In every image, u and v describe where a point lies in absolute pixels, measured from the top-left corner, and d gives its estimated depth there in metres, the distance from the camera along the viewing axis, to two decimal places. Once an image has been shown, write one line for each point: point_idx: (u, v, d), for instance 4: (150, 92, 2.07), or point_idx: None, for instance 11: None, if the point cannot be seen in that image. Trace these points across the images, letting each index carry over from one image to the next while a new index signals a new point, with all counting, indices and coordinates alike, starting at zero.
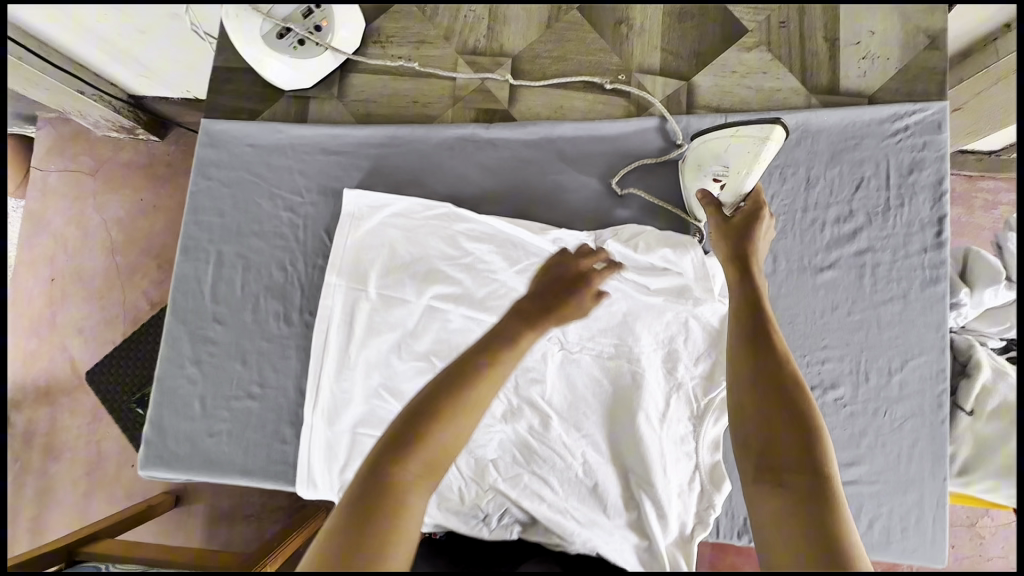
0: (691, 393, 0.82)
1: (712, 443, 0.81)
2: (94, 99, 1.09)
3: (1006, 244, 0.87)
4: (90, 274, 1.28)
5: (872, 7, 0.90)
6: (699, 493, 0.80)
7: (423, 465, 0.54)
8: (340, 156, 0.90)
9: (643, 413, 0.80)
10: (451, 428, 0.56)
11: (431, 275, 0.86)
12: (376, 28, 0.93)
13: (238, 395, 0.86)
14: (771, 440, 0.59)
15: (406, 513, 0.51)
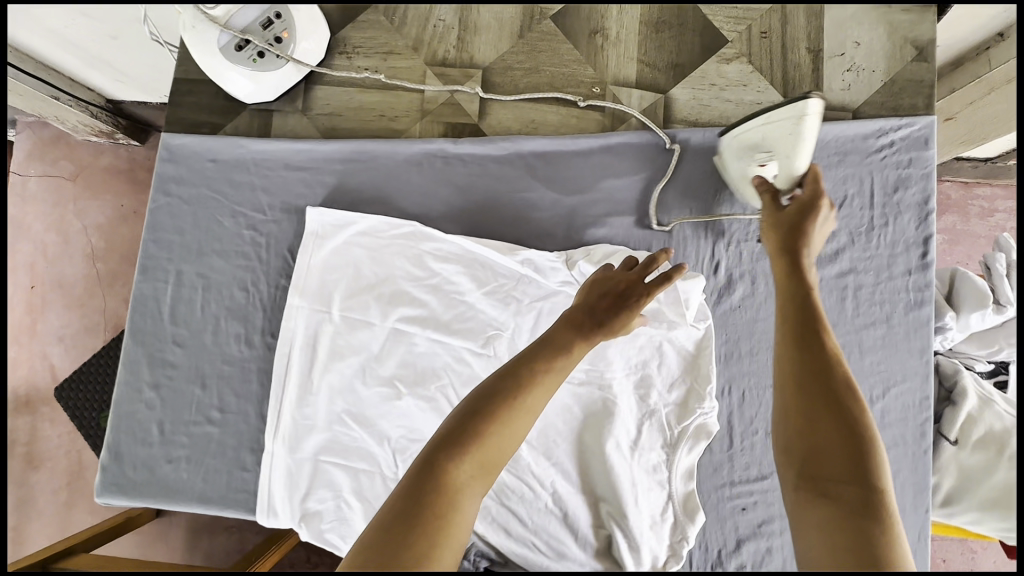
0: (665, 420, 0.79)
1: (686, 472, 0.77)
2: (70, 105, 1.04)
3: (995, 265, 0.81)
4: (72, 281, 1.23)
5: (859, 15, 0.86)
6: (672, 523, 0.75)
7: (477, 465, 0.55)
8: (304, 171, 0.87)
9: (613, 440, 0.77)
10: (503, 434, 0.57)
11: (399, 296, 0.83)
12: (341, 38, 0.89)
13: (197, 420, 0.83)
14: (817, 447, 0.55)
15: (452, 516, 0.52)
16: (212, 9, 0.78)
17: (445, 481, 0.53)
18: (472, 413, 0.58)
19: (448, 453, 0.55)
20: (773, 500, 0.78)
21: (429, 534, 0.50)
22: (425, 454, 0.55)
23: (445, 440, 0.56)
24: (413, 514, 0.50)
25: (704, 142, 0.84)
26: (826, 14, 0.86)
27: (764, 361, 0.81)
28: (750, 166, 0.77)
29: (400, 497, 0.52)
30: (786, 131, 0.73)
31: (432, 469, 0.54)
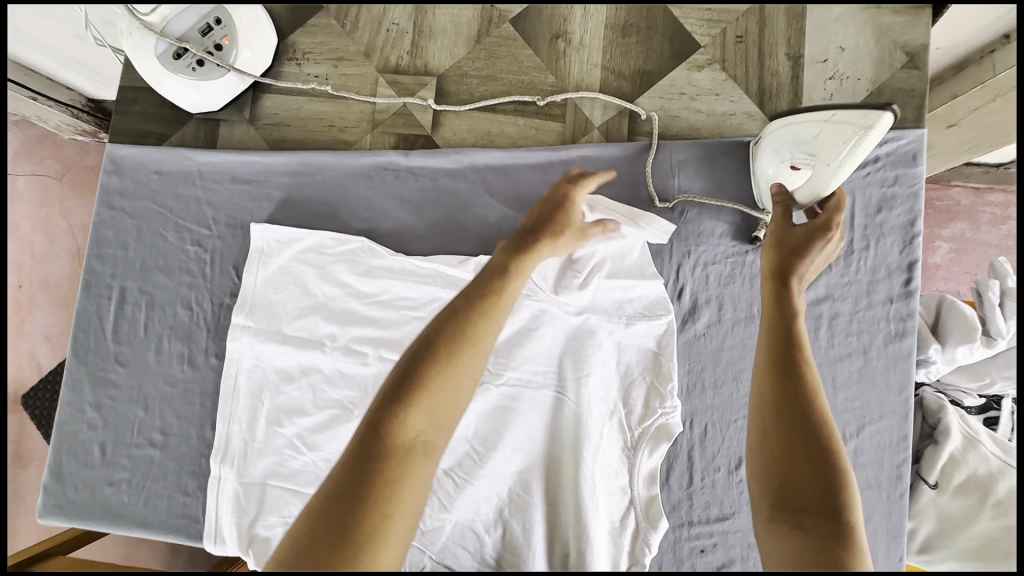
0: (624, 421, 0.74)
1: (649, 475, 0.73)
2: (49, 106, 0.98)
3: (987, 293, 0.74)
4: (57, 280, 1.20)
5: (845, 17, 0.79)
6: (632, 532, 0.72)
7: (428, 416, 0.51)
8: (251, 185, 0.84)
9: (588, 449, 0.72)
10: (451, 379, 0.52)
11: (350, 315, 0.79)
12: (291, 44, 0.85)
13: (140, 443, 0.81)
14: (790, 475, 0.50)
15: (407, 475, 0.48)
16: (146, 15, 0.74)
17: (392, 442, 0.49)
18: (414, 362, 0.53)
19: (392, 412, 0.50)
20: (734, 542, 0.74)
21: (379, 503, 0.46)
22: (368, 416, 0.50)
23: (388, 396, 0.51)
24: (360, 487, 0.46)
25: (670, 157, 0.78)
26: (809, 15, 0.79)
27: (729, 394, 0.76)
28: (783, 163, 0.67)
29: (345, 467, 0.48)
30: (836, 141, 0.62)
31: (377, 433, 0.49)
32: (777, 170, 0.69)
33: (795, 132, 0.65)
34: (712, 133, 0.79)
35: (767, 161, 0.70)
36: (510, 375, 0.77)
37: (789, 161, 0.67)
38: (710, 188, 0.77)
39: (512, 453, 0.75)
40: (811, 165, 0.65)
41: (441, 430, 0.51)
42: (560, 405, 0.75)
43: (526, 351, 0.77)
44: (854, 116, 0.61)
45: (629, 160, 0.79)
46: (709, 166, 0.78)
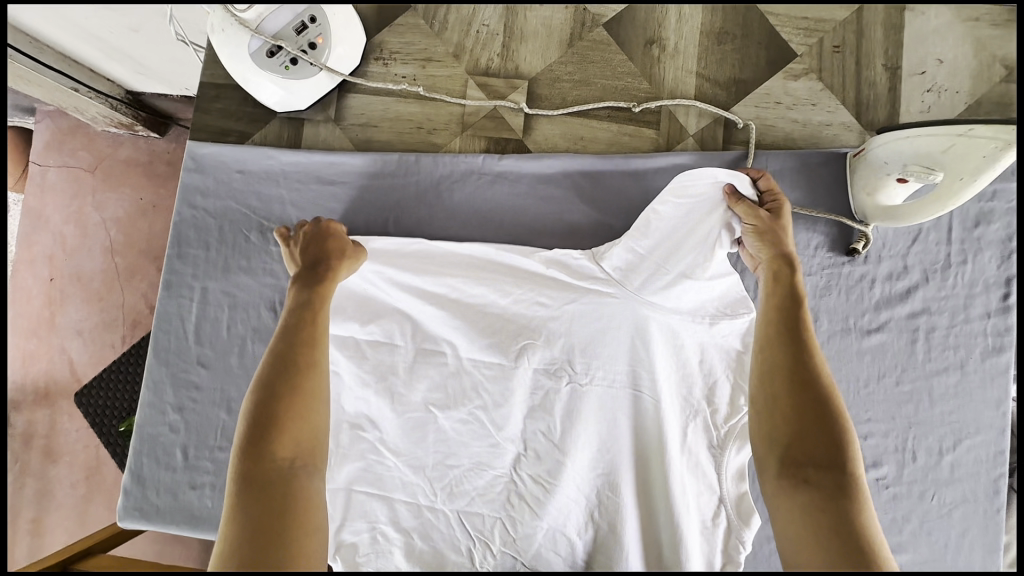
0: (709, 419, 0.74)
1: (736, 473, 0.72)
2: (91, 98, 0.97)
3: None
4: (89, 274, 1.16)
5: (944, 29, 0.78)
6: (725, 527, 0.71)
7: (295, 441, 0.58)
8: (336, 186, 0.82)
9: (670, 451, 0.72)
10: (303, 398, 0.60)
11: (427, 317, 0.78)
12: (379, 43, 0.84)
13: (223, 446, 0.80)
14: (797, 434, 0.59)
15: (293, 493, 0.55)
16: (243, 12, 0.71)
17: (269, 473, 0.55)
18: (267, 401, 0.59)
19: (258, 451, 0.56)
20: None
21: (279, 519, 0.53)
22: (236, 472, 0.55)
23: (249, 436, 0.57)
24: (255, 522, 0.52)
25: (765, 166, 0.78)
26: (907, 26, 0.79)
27: None
28: (890, 175, 0.68)
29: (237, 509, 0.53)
30: (973, 156, 0.62)
31: (253, 476, 0.55)
32: (884, 181, 0.69)
33: (911, 145, 0.65)
34: (808, 143, 0.79)
35: (872, 172, 0.71)
36: (594, 375, 0.76)
37: (903, 173, 0.67)
38: (808, 198, 0.77)
39: (598, 456, 0.74)
40: (932, 178, 0.65)
41: (307, 442, 0.59)
42: (644, 408, 0.75)
43: (608, 352, 0.76)
44: (993, 133, 0.60)
45: (728, 168, 0.78)
46: (807, 177, 0.77)
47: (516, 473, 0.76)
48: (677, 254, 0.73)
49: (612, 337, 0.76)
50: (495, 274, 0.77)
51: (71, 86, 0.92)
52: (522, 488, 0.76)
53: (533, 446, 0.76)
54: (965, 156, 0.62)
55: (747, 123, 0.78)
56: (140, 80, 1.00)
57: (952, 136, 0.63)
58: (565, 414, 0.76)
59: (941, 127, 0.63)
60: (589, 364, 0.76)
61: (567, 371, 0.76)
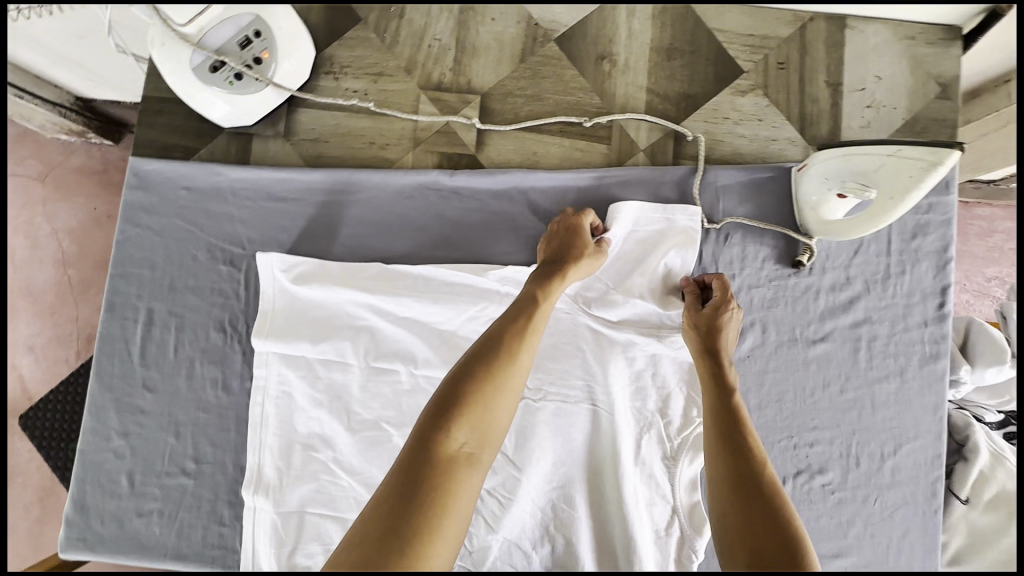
0: (663, 431, 0.75)
1: (689, 482, 0.74)
2: (36, 105, 0.93)
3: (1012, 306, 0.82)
4: (39, 287, 1.10)
5: (881, 48, 0.81)
6: (678, 538, 0.73)
7: (475, 434, 0.58)
8: (286, 203, 0.81)
9: (624, 460, 0.73)
10: (492, 396, 0.59)
11: (379, 333, 0.77)
12: (328, 57, 0.82)
13: (171, 471, 0.78)
14: (752, 540, 0.59)
15: (452, 480, 0.55)
16: (183, 26, 0.69)
17: (443, 452, 0.56)
18: (465, 381, 0.59)
19: (439, 430, 0.57)
20: None
21: (427, 507, 0.53)
22: (418, 431, 0.57)
23: (439, 411, 0.58)
24: (412, 492, 0.54)
25: (714, 181, 0.79)
26: (847, 44, 0.81)
27: (773, 415, 0.77)
28: (830, 190, 0.71)
29: (398, 476, 0.55)
30: (904, 175, 0.64)
31: (425, 450, 0.56)
32: (824, 195, 0.71)
33: (851, 163, 0.67)
34: (755, 158, 0.81)
35: (813, 187, 0.73)
36: (547, 390, 0.76)
37: (839, 189, 0.69)
38: (754, 211, 0.79)
39: (553, 468, 0.75)
40: (866, 194, 0.67)
41: (481, 442, 0.58)
42: (596, 418, 0.75)
43: (562, 366, 0.76)
44: (922, 153, 0.62)
45: (679, 183, 0.79)
46: (754, 191, 0.79)
47: None
48: (628, 276, 0.77)
49: (565, 350, 0.77)
50: (455, 292, 0.76)
51: (9, 90, 0.87)
52: (478, 502, 0.75)
53: None
54: (895, 175, 0.64)
55: (696, 137, 0.79)
56: (89, 87, 0.95)
57: (882, 155, 0.65)
58: (522, 427, 0.76)
59: (874, 146, 0.65)
60: (544, 379, 0.77)
61: (521, 387, 0.77)
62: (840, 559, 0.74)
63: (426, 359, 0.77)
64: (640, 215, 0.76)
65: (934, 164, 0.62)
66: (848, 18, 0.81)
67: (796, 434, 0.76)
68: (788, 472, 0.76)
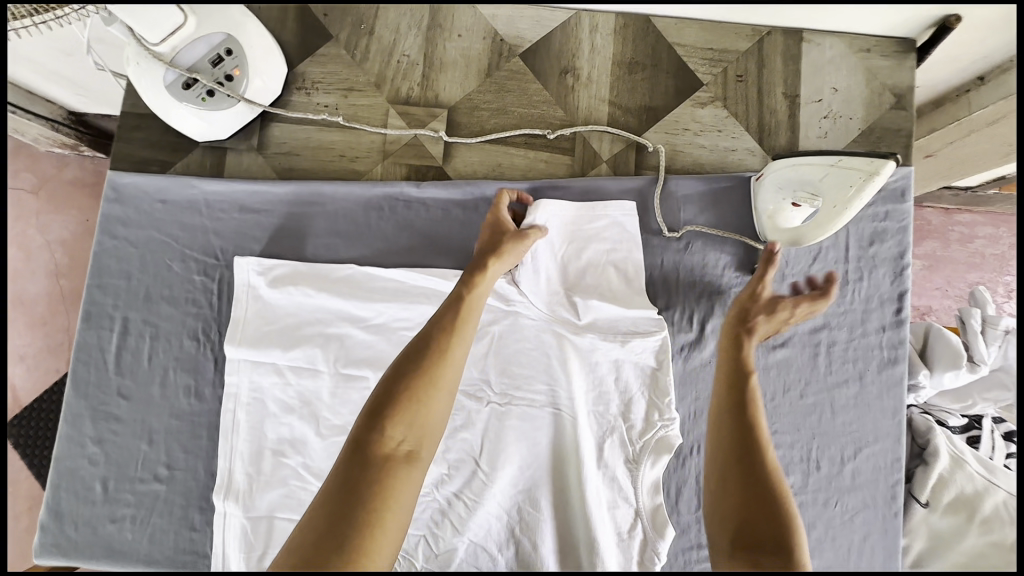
0: (625, 436, 0.75)
1: (652, 485, 0.74)
2: (31, 121, 0.95)
3: (979, 305, 0.84)
4: (29, 298, 1.09)
5: (838, 60, 0.83)
6: (641, 540, 0.72)
7: (411, 430, 0.61)
8: (259, 214, 0.83)
9: (586, 459, 0.74)
10: (425, 394, 0.62)
11: (347, 341, 0.79)
12: (300, 73, 0.85)
13: (144, 477, 0.79)
14: (749, 515, 0.59)
15: (390, 476, 0.58)
16: (156, 45, 0.72)
17: (378, 451, 0.59)
18: (396, 382, 0.63)
19: (375, 432, 0.60)
20: None
21: (365, 502, 0.56)
22: (354, 435, 0.60)
23: (371, 415, 0.61)
24: (350, 491, 0.56)
25: (675, 190, 0.81)
26: (804, 57, 0.83)
27: None
28: (785, 200, 0.72)
29: (338, 481, 0.58)
30: (847, 184, 0.67)
31: (361, 452, 0.59)
32: (778, 205, 0.73)
33: (801, 173, 0.70)
34: (715, 167, 0.83)
35: (768, 198, 0.74)
36: (513, 395, 0.78)
37: (792, 199, 0.71)
38: (714, 219, 0.81)
39: (518, 472, 0.76)
40: (817, 203, 0.69)
41: (418, 437, 0.62)
42: (559, 423, 0.77)
43: (527, 372, 0.78)
44: (861, 163, 0.66)
45: (640, 192, 0.81)
46: (714, 200, 0.81)
47: (437, 493, 0.77)
48: (583, 279, 0.78)
49: (528, 355, 0.79)
50: (422, 299, 0.78)
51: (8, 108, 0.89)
52: (446, 506, 0.77)
53: (452, 465, 0.77)
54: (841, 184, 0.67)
55: (656, 148, 0.82)
56: (78, 100, 0.97)
57: (828, 166, 0.68)
58: (487, 432, 0.77)
59: (820, 158, 0.69)
60: (510, 385, 0.78)
61: (486, 393, 0.78)
62: None
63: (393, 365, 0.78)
64: (576, 214, 0.79)
65: (872, 173, 0.66)
66: (805, 31, 0.84)
67: None
68: None
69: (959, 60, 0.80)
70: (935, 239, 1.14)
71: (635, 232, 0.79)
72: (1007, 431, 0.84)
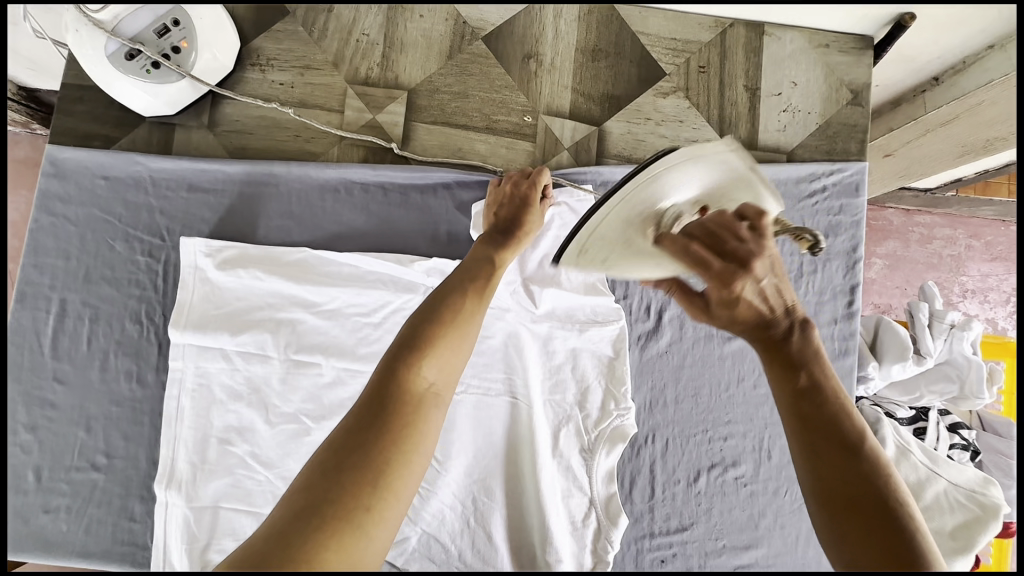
0: (581, 424, 0.75)
1: (607, 475, 0.73)
2: None
3: (928, 300, 0.86)
4: None
5: (798, 54, 0.84)
6: (594, 529, 0.72)
7: (439, 373, 0.57)
8: (209, 194, 0.80)
9: (540, 447, 0.73)
10: (458, 335, 0.59)
11: (298, 326, 0.77)
12: (254, 49, 0.82)
13: (81, 466, 0.76)
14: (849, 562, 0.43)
15: (418, 413, 0.53)
16: (97, 12, 0.69)
17: (401, 389, 0.54)
18: (419, 327, 0.58)
19: (399, 374, 0.55)
20: (691, 553, 0.75)
21: (388, 432, 0.51)
22: (381, 366, 0.56)
23: (406, 348, 0.57)
24: (373, 422, 0.51)
25: None
26: (765, 51, 0.84)
27: (689, 409, 0.79)
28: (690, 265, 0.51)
29: (360, 416, 0.52)
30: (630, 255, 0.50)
31: (386, 389, 0.54)
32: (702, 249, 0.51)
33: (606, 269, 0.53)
34: None
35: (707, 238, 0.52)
36: (469, 383, 0.77)
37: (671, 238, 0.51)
38: None
39: (473, 460, 0.75)
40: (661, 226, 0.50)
41: (449, 379, 0.57)
42: (516, 411, 0.76)
43: (484, 360, 0.77)
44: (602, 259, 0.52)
45: (601, 180, 0.81)
46: None
47: None
48: (541, 266, 0.77)
49: (484, 342, 0.78)
50: (376, 284, 0.77)
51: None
52: None
53: None
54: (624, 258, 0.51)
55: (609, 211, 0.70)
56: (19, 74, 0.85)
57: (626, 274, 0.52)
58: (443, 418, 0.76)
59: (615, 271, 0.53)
60: (466, 374, 0.77)
61: None
62: (751, 550, 0.75)
63: (345, 351, 0.77)
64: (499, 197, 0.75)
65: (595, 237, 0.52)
66: (767, 25, 0.84)
67: (712, 429, 0.78)
68: (703, 465, 0.77)
69: (915, 58, 0.82)
70: (894, 238, 1.17)
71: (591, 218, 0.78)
72: (952, 423, 0.87)
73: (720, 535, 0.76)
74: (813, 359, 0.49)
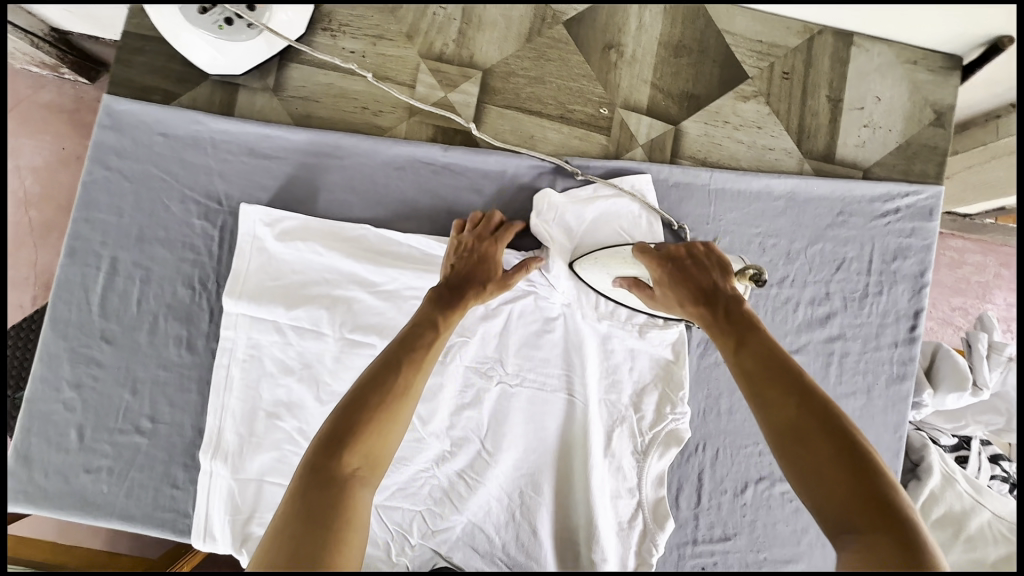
0: (635, 426, 0.74)
1: (657, 478, 0.73)
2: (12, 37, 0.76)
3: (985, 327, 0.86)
4: None
5: (885, 67, 0.82)
6: (640, 531, 0.71)
7: (368, 450, 0.55)
8: (270, 161, 0.78)
9: (594, 446, 0.73)
10: (391, 413, 0.57)
11: (354, 305, 0.75)
12: (327, 13, 0.79)
13: (125, 429, 0.74)
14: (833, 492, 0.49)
15: (350, 490, 0.52)
16: None
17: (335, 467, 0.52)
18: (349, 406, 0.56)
19: (330, 454, 0.53)
20: (733, 562, 0.76)
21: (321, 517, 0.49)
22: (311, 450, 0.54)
23: (323, 444, 0.54)
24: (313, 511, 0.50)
25: (708, 183, 0.79)
26: (851, 62, 0.81)
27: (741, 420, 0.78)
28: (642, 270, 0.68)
29: (281, 544, 0.48)
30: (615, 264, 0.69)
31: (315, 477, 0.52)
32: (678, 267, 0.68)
33: (587, 278, 0.72)
34: (751, 165, 0.81)
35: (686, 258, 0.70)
36: (524, 376, 0.76)
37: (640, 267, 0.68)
38: (744, 218, 0.79)
39: (522, 455, 0.74)
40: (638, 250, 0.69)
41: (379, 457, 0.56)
42: (571, 409, 0.75)
43: (541, 355, 0.76)
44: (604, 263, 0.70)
45: (671, 181, 0.78)
46: (743, 198, 0.79)
47: (438, 470, 0.74)
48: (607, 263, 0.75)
49: (543, 337, 0.76)
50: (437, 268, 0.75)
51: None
52: (448, 480, 0.74)
53: (455, 442, 0.74)
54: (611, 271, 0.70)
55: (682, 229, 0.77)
56: (71, 22, 0.79)
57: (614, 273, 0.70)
58: (496, 407, 0.75)
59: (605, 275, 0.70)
60: (522, 367, 0.76)
61: (497, 371, 0.76)
62: (792, 565, 0.75)
63: None
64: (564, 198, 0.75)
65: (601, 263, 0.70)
66: (855, 35, 0.82)
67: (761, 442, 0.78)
68: (750, 477, 0.78)
69: (998, 85, 0.80)
70: None
71: (659, 206, 0.77)
72: (992, 454, 0.86)
73: (762, 547, 0.76)
74: (749, 326, 0.61)
